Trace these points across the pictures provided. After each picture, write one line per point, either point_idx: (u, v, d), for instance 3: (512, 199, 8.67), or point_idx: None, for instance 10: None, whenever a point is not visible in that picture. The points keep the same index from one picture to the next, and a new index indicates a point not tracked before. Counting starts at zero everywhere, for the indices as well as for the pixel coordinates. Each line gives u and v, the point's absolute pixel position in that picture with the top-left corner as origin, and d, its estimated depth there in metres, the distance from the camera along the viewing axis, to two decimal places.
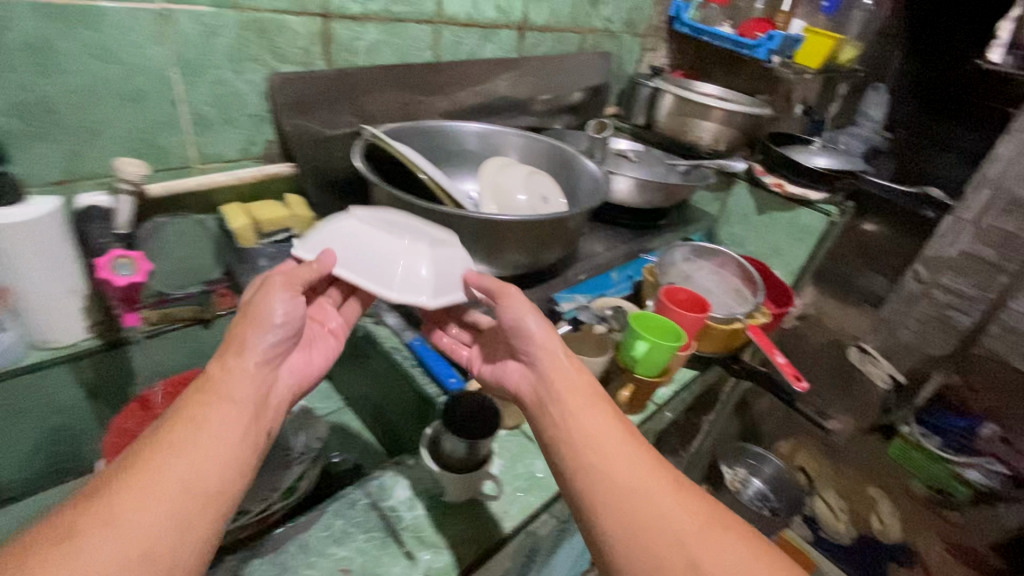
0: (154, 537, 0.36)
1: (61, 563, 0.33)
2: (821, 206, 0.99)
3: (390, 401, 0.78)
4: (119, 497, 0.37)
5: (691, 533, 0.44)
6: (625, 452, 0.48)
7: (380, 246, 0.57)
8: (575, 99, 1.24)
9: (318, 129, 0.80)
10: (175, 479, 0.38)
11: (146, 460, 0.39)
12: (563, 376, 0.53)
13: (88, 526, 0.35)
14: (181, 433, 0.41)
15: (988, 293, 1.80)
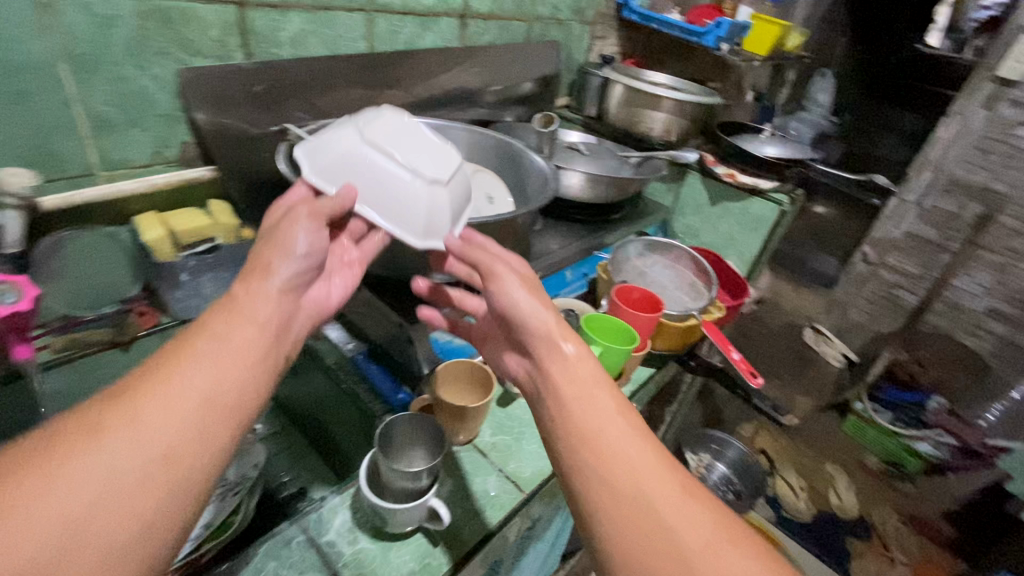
0: (174, 441, 0.31)
1: (78, 458, 0.29)
2: (772, 195, 0.99)
3: (333, 421, 0.73)
4: (135, 399, 0.32)
5: (694, 549, 0.38)
6: (629, 449, 0.43)
7: (394, 179, 0.53)
8: (525, 90, 1.20)
9: (242, 128, 0.74)
10: (195, 389, 0.34)
11: (166, 368, 0.34)
12: (571, 365, 0.48)
13: (98, 424, 0.30)
14: (203, 340, 0.36)
15: (931, 272, 1.94)
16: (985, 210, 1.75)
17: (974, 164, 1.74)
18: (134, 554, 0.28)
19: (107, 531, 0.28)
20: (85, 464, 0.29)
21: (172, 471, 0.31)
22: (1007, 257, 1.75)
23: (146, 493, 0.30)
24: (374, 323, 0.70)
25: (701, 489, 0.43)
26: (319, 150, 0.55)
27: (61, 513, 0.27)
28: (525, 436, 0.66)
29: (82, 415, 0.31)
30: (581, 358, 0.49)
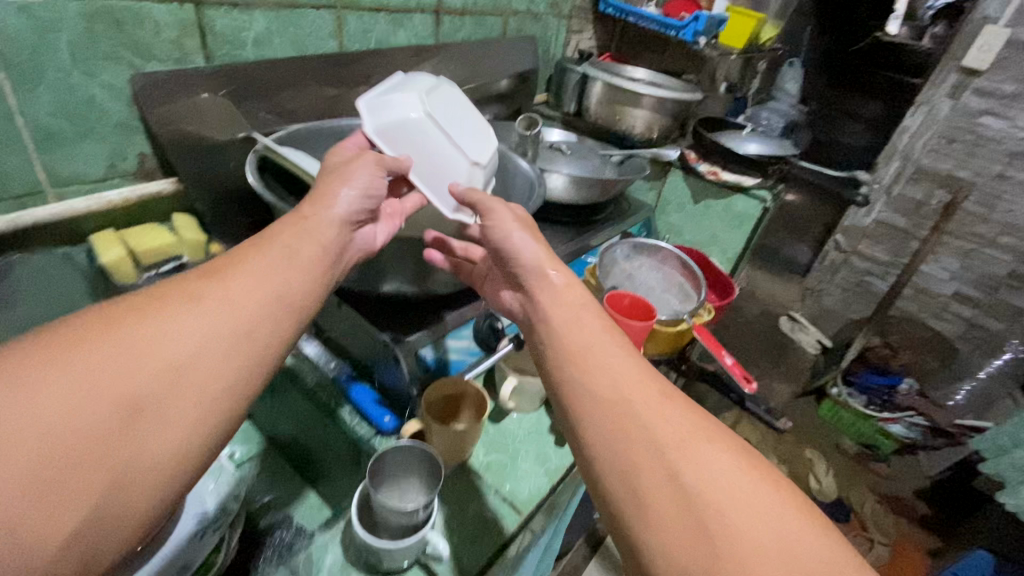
0: (249, 326, 0.37)
1: (187, 312, 0.35)
2: (755, 193, 0.99)
3: (317, 444, 0.70)
4: (228, 280, 0.38)
5: (670, 440, 0.39)
6: (610, 357, 0.45)
7: (445, 158, 0.62)
8: (502, 87, 1.16)
9: (206, 135, 0.69)
10: (273, 282, 0.40)
11: (251, 261, 0.40)
12: (562, 289, 0.52)
13: (189, 302, 0.36)
14: (272, 251, 0.42)
15: (901, 259, 1.99)
16: (951, 197, 1.79)
17: (940, 153, 1.78)
18: (217, 409, 0.34)
19: (196, 385, 0.33)
20: (182, 330, 0.34)
21: (247, 350, 0.36)
22: (972, 243, 1.81)
23: (228, 362, 0.35)
24: (356, 342, 0.66)
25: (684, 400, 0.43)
26: (380, 110, 0.61)
27: (168, 361, 0.33)
28: (520, 454, 0.64)
29: (174, 294, 0.36)
30: (570, 284, 0.53)
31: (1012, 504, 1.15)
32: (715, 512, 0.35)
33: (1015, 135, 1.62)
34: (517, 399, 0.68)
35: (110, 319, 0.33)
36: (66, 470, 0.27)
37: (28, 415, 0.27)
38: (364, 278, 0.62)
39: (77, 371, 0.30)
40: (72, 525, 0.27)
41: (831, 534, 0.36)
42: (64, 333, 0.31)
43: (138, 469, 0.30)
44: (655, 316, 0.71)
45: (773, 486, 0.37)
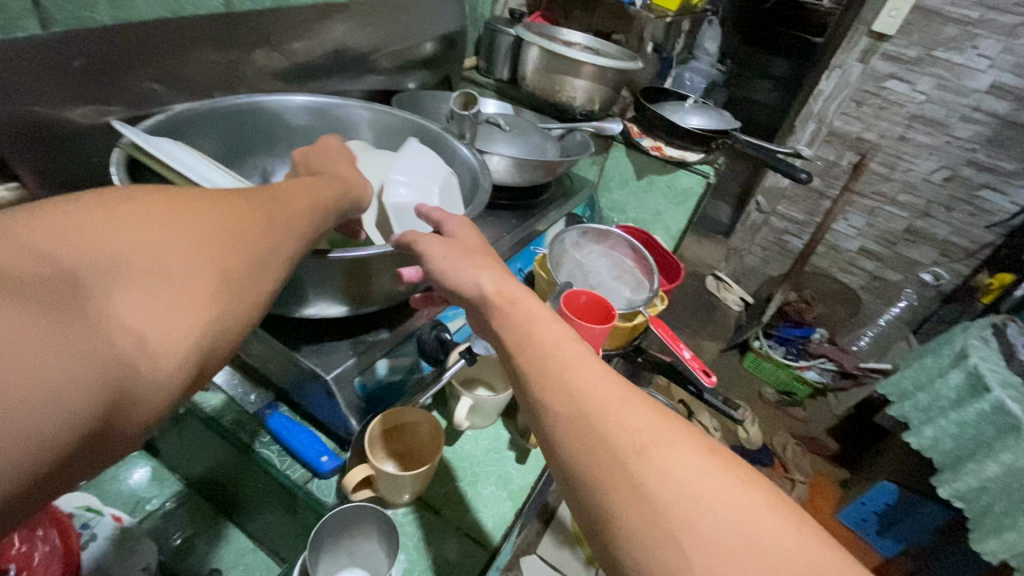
0: (303, 237, 0.39)
1: (257, 212, 0.37)
2: (697, 167, 0.96)
3: (241, 484, 0.61)
4: (284, 197, 0.40)
5: (629, 445, 0.34)
6: (575, 359, 0.39)
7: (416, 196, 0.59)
8: (426, 51, 1.04)
9: (62, 119, 0.55)
10: (314, 208, 0.42)
11: (295, 187, 0.42)
12: (509, 297, 0.44)
13: (258, 199, 0.38)
14: (308, 183, 0.44)
15: (814, 217, 2.11)
16: (859, 158, 1.90)
17: (850, 116, 1.87)
18: (272, 299, 0.36)
19: (268, 267, 0.35)
20: (257, 219, 0.36)
21: (299, 253, 0.39)
22: (875, 201, 1.94)
23: (288, 258, 0.38)
24: (279, 368, 0.56)
25: (641, 392, 0.38)
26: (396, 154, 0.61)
27: (248, 247, 0.34)
28: (480, 478, 0.59)
29: (246, 189, 0.38)
30: (520, 292, 0.45)
31: (914, 443, 1.28)
32: (684, 524, 0.31)
33: (915, 99, 1.73)
34: (472, 417, 0.62)
35: (197, 196, 0.34)
36: (179, 307, 0.29)
37: (147, 252, 0.29)
38: (284, 303, 0.52)
39: (182, 227, 0.31)
40: (181, 356, 0.28)
41: (804, 530, 0.33)
42: (155, 194, 0.32)
43: (225, 324, 0.31)
44: (613, 315, 0.67)
45: (743, 487, 0.34)
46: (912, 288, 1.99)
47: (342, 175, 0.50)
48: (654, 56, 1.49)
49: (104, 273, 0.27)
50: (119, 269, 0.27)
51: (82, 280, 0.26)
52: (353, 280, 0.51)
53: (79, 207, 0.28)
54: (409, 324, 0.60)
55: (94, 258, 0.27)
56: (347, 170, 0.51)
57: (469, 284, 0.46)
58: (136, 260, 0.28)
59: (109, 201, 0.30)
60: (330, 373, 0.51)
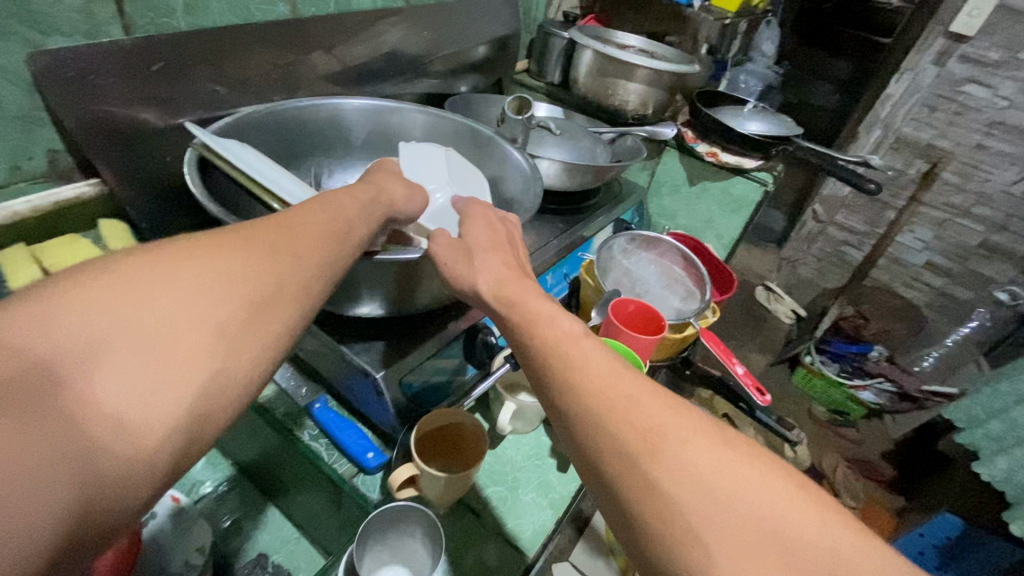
0: (316, 266, 0.36)
1: (256, 247, 0.34)
2: (755, 175, 0.93)
3: (289, 475, 0.63)
4: (291, 225, 0.37)
5: (642, 448, 0.33)
6: (587, 359, 0.38)
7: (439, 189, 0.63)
8: (479, 55, 1.04)
9: (135, 119, 0.57)
10: (327, 233, 0.39)
11: (305, 211, 0.39)
12: (506, 300, 0.46)
13: (263, 234, 0.35)
14: (323, 204, 0.41)
15: (876, 229, 1.99)
16: (930, 167, 1.78)
17: (921, 122, 1.75)
18: (287, 339, 0.33)
19: (277, 309, 0.33)
20: (256, 257, 0.33)
21: (317, 286, 0.36)
22: (947, 213, 1.81)
23: (301, 290, 0.35)
24: (330, 365, 0.58)
25: (651, 385, 0.37)
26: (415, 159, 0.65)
27: (245, 293, 0.31)
28: (521, 484, 0.58)
29: (249, 226, 0.35)
30: (517, 293, 0.47)
31: (986, 474, 1.18)
32: (705, 521, 0.30)
33: (995, 104, 1.61)
34: (516, 422, 0.61)
35: (189, 244, 0.32)
36: (165, 380, 0.27)
37: (127, 319, 0.27)
38: (336, 301, 0.53)
39: (167, 283, 0.29)
40: (173, 424, 0.26)
41: (830, 521, 0.31)
42: (148, 252, 0.31)
43: (228, 381, 0.29)
44: (662, 325, 0.65)
45: (762, 478, 0.32)
46: (985, 307, 1.81)
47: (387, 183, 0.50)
48: (710, 59, 1.46)
49: (78, 355, 0.25)
50: (97, 348, 0.26)
51: (54, 367, 0.25)
52: (402, 282, 0.52)
53: (58, 282, 0.27)
54: (453, 328, 0.59)
55: (68, 343, 0.25)
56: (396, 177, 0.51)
57: (466, 287, 0.49)
58: (114, 332, 0.26)
59: (89, 270, 0.28)
60: (380, 372, 0.52)
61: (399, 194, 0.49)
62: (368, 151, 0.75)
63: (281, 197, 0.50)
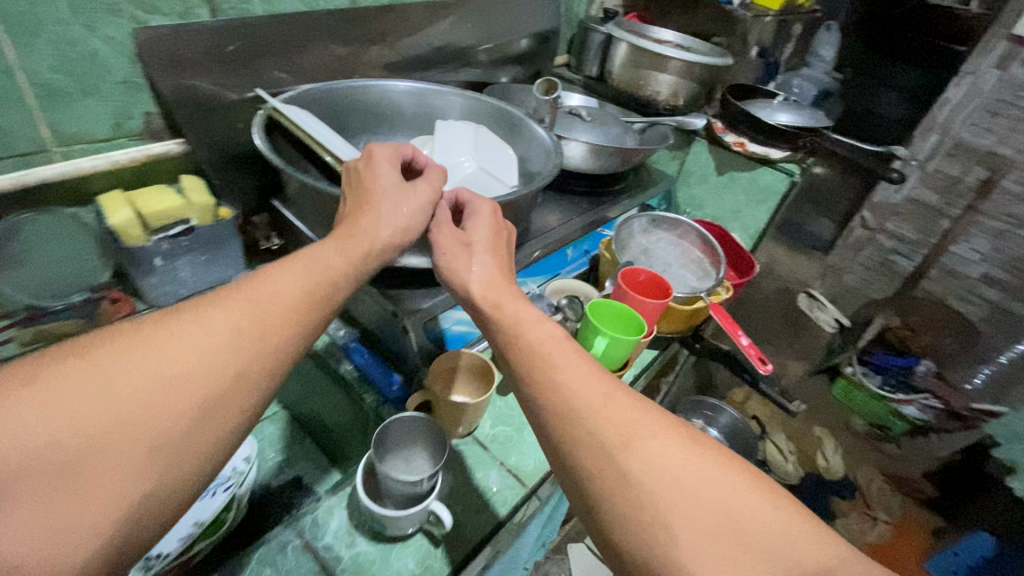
0: (263, 358, 0.38)
1: (197, 346, 0.35)
2: (783, 166, 0.94)
3: (326, 408, 0.70)
4: (241, 310, 0.38)
5: (614, 445, 0.38)
6: (572, 359, 0.43)
7: (464, 161, 0.69)
8: (521, 48, 1.11)
9: (214, 92, 0.66)
10: (282, 313, 0.40)
11: (260, 289, 0.40)
12: (495, 302, 0.49)
13: (211, 336, 0.36)
14: (285, 277, 0.42)
15: (930, 238, 1.91)
16: (989, 175, 1.70)
17: (981, 128, 1.68)
18: (227, 437, 0.35)
19: (216, 412, 0.35)
20: (195, 357, 0.35)
21: (263, 385, 0.38)
22: (1006, 224, 1.72)
23: (245, 388, 0.36)
24: (365, 310, 0.65)
25: (624, 389, 0.42)
26: (447, 134, 0.72)
27: (179, 401, 0.33)
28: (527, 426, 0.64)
29: (193, 318, 0.37)
30: (505, 297, 0.50)
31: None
32: (667, 508, 0.35)
33: None
34: None
35: (127, 348, 0.34)
36: (83, 508, 0.29)
37: (49, 448, 0.29)
38: None
39: (96, 401, 0.31)
40: (93, 547, 0.29)
41: (784, 507, 0.37)
42: (96, 356, 0.33)
43: (154, 496, 0.32)
44: (671, 294, 0.69)
45: (722, 468, 0.38)
46: None
47: (383, 207, 0.50)
48: (756, 58, 1.47)
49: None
50: (13, 478, 0.28)
51: None
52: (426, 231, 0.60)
53: None
54: None
55: None
56: (400, 193, 0.52)
57: (458, 284, 0.52)
58: (34, 461, 0.29)
59: (20, 386, 0.30)
60: (408, 313, 0.59)
61: (387, 230, 0.50)
62: (411, 129, 0.82)
63: (333, 152, 0.58)
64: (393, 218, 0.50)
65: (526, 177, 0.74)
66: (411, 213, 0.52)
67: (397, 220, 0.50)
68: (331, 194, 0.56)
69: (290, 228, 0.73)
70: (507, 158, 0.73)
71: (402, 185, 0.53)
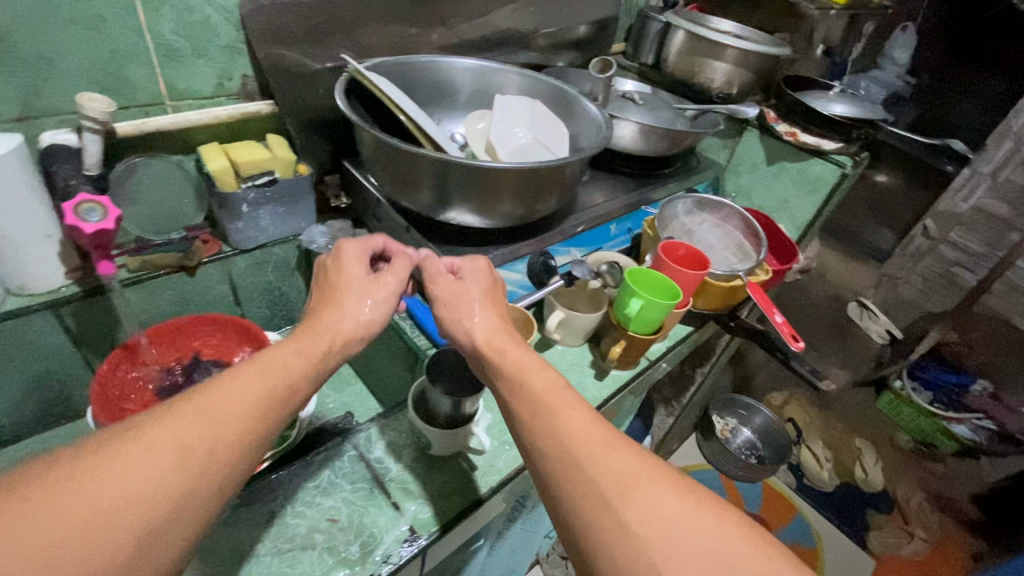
0: (218, 469, 0.36)
1: (149, 461, 0.33)
2: (834, 157, 0.94)
3: (378, 350, 0.77)
4: (203, 414, 0.37)
5: (614, 496, 0.40)
6: (573, 408, 0.45)
7: (518, 133, 0.73)
8: (580, 34, 1.15)
9: (300, 61, 0.73)
10: (243, 418, 0.38)
11: (224, 390, 0.39)
12: (497, 347, 0.51)
13: (166, 447, 0.34)
14: (249, 376, 0.40)
15: (997, 251, 1.76)
16: None
17: None
18: (172, 560, 0.33)
19: (163, 536, 0.32)
20: (147, 473, 0.33)
21: (214, 504, 0.35)
22: None
23: (197, 505, 0.34)
24: None
25: (621, 436, 0.45)
26: (503, 106, 0.77)
27: (123, 528, 0.31)
28: None
29: (147, 427, 0.35)
30: (507, 341, 0.52)
31: None
32: (664, 559, 0.37)
33: None
34: (562, 332, 0.71)
35: (68, 469, 0.31)
36: None
37: None
38: (433, 203, 0.68)
39: (28, 535, 0.29)
40: None
41: (773, 557, 0.39)
42: (23, 491, 0.30)
43: None
44: (709, 268, 0.72)
45: (716, 519, 0.40)
46: None
47: (353, 298, 0.51)
48: (820, 54, 1.44)
49: None
50: None
51: None
52: (480, 188, 0.65)
53: None
54: (521, 250, 0.72)
55: None
56: (375, 281, 0.54)
57: (459, 331, 0.53)
58: None
59: None
60: None
61: (351, 323, 0.50)
62: (471, 104, 0.88)
63: (407, 112, 0.65)
64: (358, 313, 0.50)
65: (575, 152, 0.78)
66: (376, 306, 0.52)
67: (361, 314, 0.51)
68: (403, 149, 0.63)
69: (359, 188, 0.80)
70: (558, 133, 0.78)
71: (372, 278, 0.54)
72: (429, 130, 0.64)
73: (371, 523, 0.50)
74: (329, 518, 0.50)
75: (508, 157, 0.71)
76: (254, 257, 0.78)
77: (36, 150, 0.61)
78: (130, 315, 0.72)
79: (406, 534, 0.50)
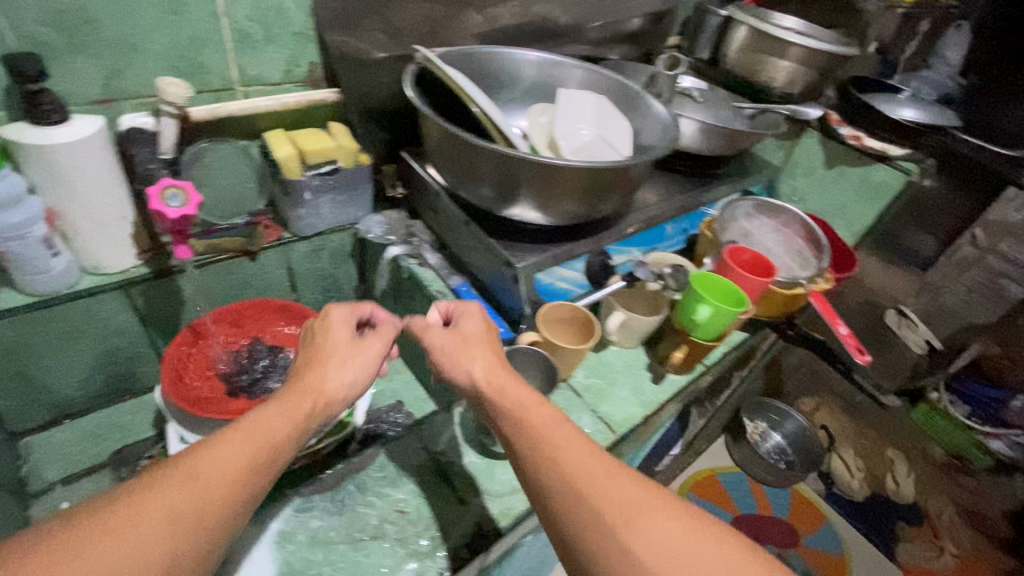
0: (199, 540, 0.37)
1: (133, 535, 0.35)
2: (901, 163, 0.91)
3: None
4: (188, 483, 0.38)
5: (615, 526, 0.40)
6: (573, 439, 0.45)
7: (581, 130, 0.72)
8: (634, 26, 1.12)
9: (365, 49, 0.71)
10: (229, 485, 0.39)
11: (212, 454, 0.40)
12: (497, 386, 0.50)
13: (151, 520, 0.36)
14: (234, 442, 0.41)
15: None
16: None
17: None
18: None
19: None
20: (132, 547, 0.34)
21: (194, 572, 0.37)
22: None
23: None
24: (480, 260, 0.72)
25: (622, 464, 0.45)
26: (567, 101, 0.76)
27: None
28: (619, 382, 0.69)
29: (134, 497, 0.36)
30: (508, 379, 0.51)
31: None
32: None
33: None
34: (621, 334, 0.72)
35: (59, 544, 0.33)
36: None
37: None
38: (497, 199, 0.68)
39: None
40: None
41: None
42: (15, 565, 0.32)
43: None
44: (774, 275, 0.70)
45: (720, 542, 0.41)
46: None
47: (338, 357, 0.51)
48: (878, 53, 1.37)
49: None
50: None
51: None
52: (548, 185, 0.64)
53: None
54: (578, 248, 0.71)
55: None
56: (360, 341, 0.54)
57: (461, 375, 0.52)
58: None
59: None
60: (519, 262, 0.65)
61: (334, 384, 0.50)
62: (530, 96, 0.86)
63: (480, 103, 0.65)
64: (341, 375, 0.51)
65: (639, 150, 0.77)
66: (360, 367, 0.52)
67: (346, 375, 0.51)
68: (475, 141, 0.63)
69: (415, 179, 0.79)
70: (621, 131, 0.76)
71: (357, 338, 0.54)
72: (501, 122, 0.64)
73: (438, 516, 0.51)
74: (398, 509, 0.50)
75: (574, 153, 0.70)
76: (313, 244, 0.79)
77: (115, 132, 0.62)
78: (194, 297, 0.73)
79: (475, 529, 0.50)
